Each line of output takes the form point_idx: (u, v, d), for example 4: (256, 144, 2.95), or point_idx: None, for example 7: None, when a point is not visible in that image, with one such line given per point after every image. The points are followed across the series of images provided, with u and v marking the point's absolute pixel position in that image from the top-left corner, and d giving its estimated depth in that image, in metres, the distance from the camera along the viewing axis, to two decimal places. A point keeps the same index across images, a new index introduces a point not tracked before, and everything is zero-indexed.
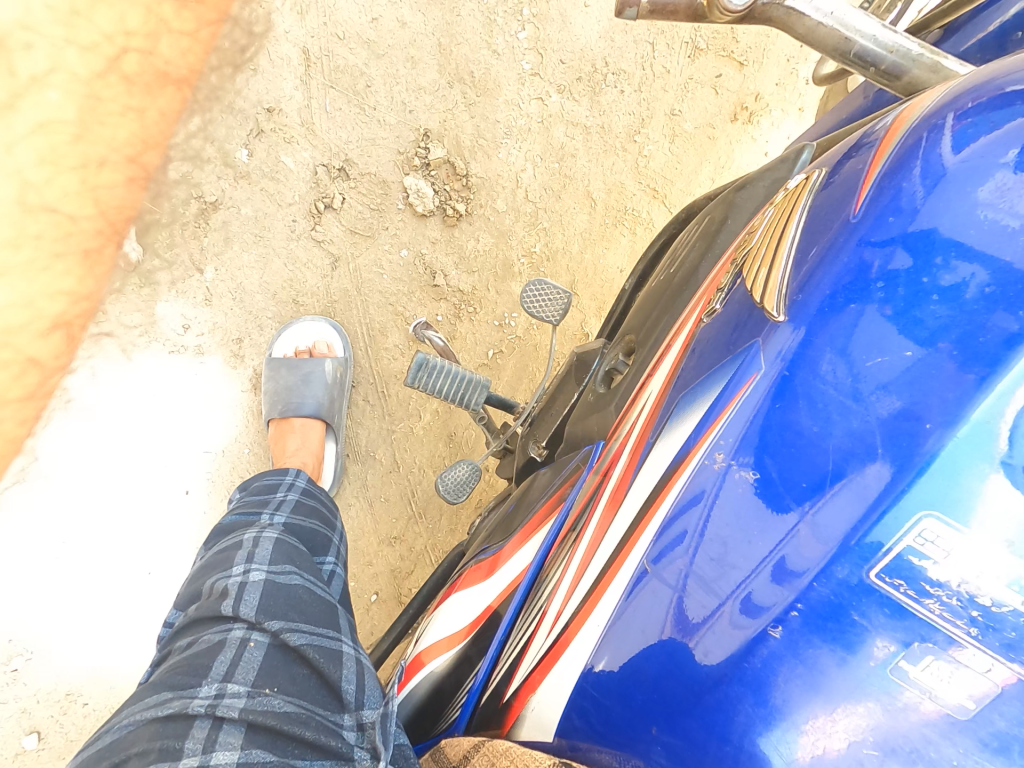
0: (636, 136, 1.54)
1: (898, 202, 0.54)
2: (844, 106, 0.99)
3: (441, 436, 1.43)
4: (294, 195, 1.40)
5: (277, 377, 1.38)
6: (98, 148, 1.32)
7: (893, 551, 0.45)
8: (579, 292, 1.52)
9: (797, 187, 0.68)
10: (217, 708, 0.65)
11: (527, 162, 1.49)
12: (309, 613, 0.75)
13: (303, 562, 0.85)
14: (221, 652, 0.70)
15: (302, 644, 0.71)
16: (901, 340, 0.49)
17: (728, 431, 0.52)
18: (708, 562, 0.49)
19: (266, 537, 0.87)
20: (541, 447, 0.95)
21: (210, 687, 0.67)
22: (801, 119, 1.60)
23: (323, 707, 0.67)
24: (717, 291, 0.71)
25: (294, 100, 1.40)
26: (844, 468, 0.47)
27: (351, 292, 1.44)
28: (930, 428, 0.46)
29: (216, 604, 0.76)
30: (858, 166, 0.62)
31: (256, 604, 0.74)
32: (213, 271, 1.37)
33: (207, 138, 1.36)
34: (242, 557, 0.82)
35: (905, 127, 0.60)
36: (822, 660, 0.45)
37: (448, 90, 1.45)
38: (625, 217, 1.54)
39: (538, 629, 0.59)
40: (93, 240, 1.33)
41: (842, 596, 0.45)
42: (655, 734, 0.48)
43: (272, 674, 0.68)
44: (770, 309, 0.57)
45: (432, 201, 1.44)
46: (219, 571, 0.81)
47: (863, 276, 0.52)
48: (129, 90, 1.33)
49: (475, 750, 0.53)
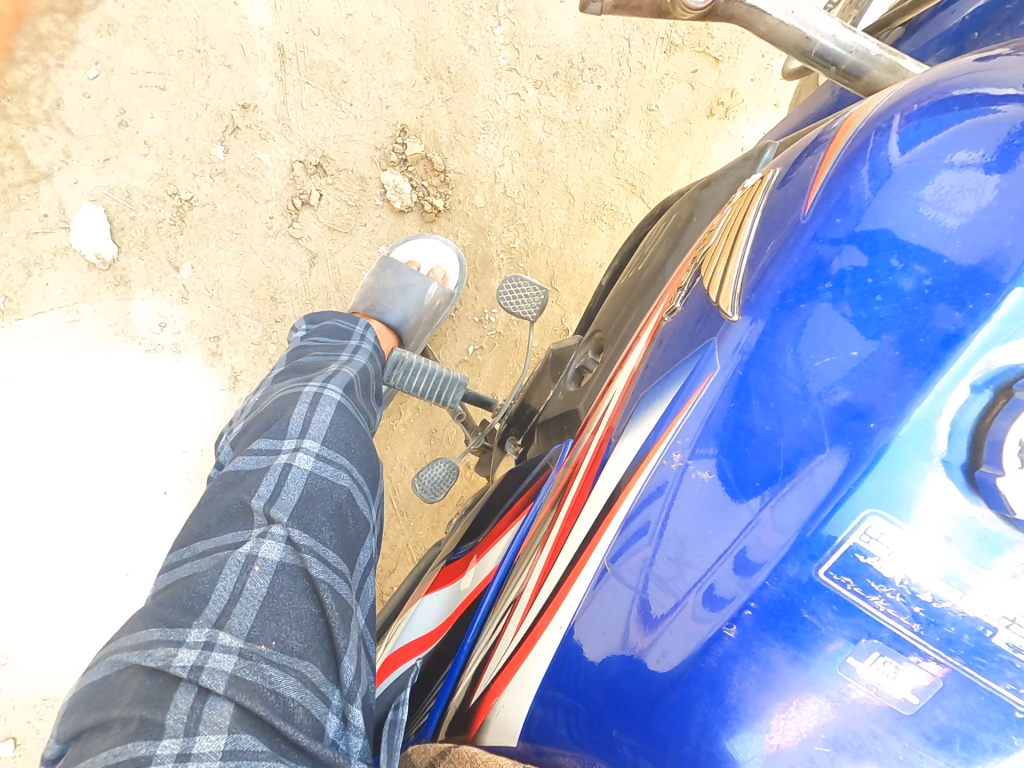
0: (613, 131, 1.54)
1: (846, 200, 0.55)
2: (812, 99, 1.00)
3: (423, 433, 1.42)
4: (271, 192, 1.39)
5: (381, 276, 1.37)
6: (71, 146, 1.30)
7: (842, 548, 0.45)
8: (559, 287, 1.53)
9: (754, 187, 0.69)
10: (204, 668, 0.58)
11: (505, 157, 1.49)
12: (337, 539, 0.72)
13: (357, 443, 0.84)
14: (221, 580, 0.65)
15: (318, 576, 0.67)
16: (849, 339, 0.50)
17: (684, 431, 0.53)
18: (667, 562, 0.49)
19: (328, 398, 0.88)
20: (516, 444, 0.95)
21: (202, 632, 0.61)
22: (777, 112, 1.62)
23: (319, 671, 0.62)
24: (679, 289, 0.71)
25: (269, 97, 1.38)
26: (795, 466, 0.47)
27: (331, 289, 1.42)
28: (876, 426, 0.47)
29: (249, 493, 0.73)
30: (811, 165, 0.62)
31: (287, 514, 0.71)
32: (190, 269, 1.36)
33: (175, 140, 1.35)
34: (298, 423, 0.82)
35: (854, 127, 0.61)
36: (775, 659, 0.45)
37: (425, 85, 1.45)
38: (604, 213, 1.54)
39: (505, 631, 0.59)
40: (63, 237, 1.30)
41: (793, 595, 0.46)
42: (617, 737, 0.47)
43: (271, 618, 0.63)
44: (725, 308, 0.58)
45: (410, 197, 1.45)
46: (272, 439, 0.80)
47: (816, 274, 0.53)
48: (102, 87, 1.31)
49: (443, 756, 0.51)
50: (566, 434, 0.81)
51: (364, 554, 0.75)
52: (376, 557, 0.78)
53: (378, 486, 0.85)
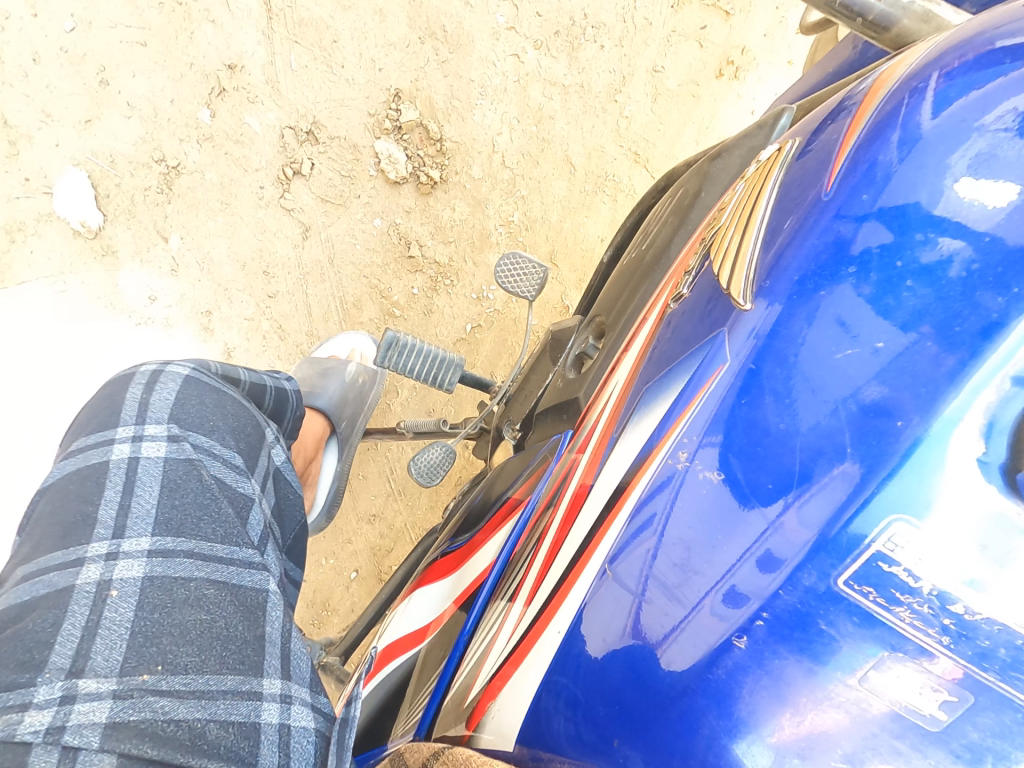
0: (616, 95, 1.50)
1: (872, 175, 0.54)
2: (828, 60, 0.95)
3: (420, 412, 1.40)
4: (260, 160, 1.34)
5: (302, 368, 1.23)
6: (50, 105, 1.25)
7: (863, 556, 0.44)
8: (559, 262, 1.49)
9: (770, 160, 0.68)
10: (66, 727, 0.44)
11: (503, 125, 1.44)
12: (222, 522, 0.59)
13: (218, 414, 0.67)
14: (66, 619, 0.49)
15: (199, 577, 0.54)
16: (875, 329, 0.48)
17: (692, 427, 0.52)
18: (671, 567, 0.48)
19: (170, 373, 0.69)
20: (515, 429, 0.94)
21: (52, 686, 0.46)
22: (789, 71, 1.60)
23: (229, 676, 0.51)
24: (685, 273, 0.69)
25: (256, 56, 1.33)
26: (811, 469, 0.46)
27: (324, 263, 1.38)
28: (902, 424, 0.45)
29: (91, 503, 0.57)
30: (834, 134, 0.62)
31: (147, 520, 0.56)
32: (179, 239, 1.31)
33: (159, 102, 1.29)
34: (133, 408, 0.64)
35: (885, 91, 0.60)
36: (789, 673, 0.43)
37: (420, 45, 1.39)
38: (606, 184, 1.51)
39: (501, 631, 0.59)
40: (45, 203, 1.25)
41: (808, 605, 0.44)
42: (619, 747, 0.46)
43: (149, 643, 0.50)
44: (736, 293, 0.57)
45: (405, 168, 1.39)
46: (102, 430, 0.62)
47: (839, 255, 0.52)
48: (80, 41, 1.25)
49: (436, 758, 0.48)
50: (566, 422, 0.80)
51: (256, 524, 0.63)
52: (270, 528, 0.65)
53: (259, 459, 0.69)
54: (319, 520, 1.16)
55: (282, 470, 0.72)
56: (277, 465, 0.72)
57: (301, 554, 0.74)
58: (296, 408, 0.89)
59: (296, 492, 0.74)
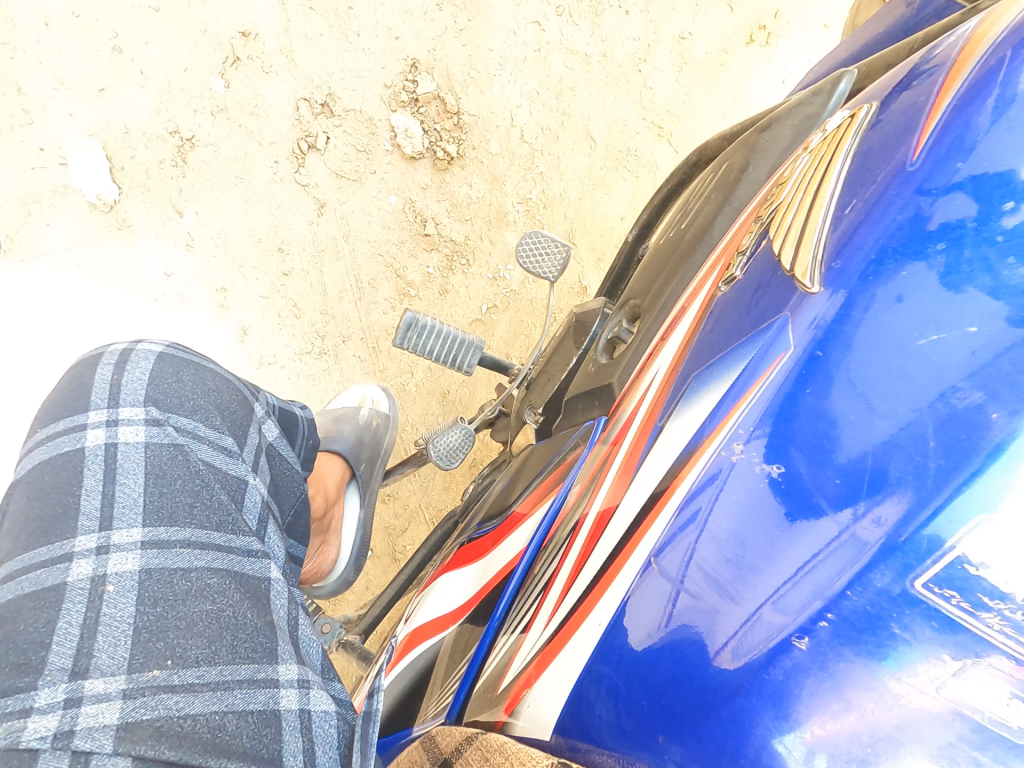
0: (640, 65, 1.47)
1: (961, 142, 0.51)
2: (876, 21, 0.90)
3: (435, 393, 1.40)
4: (275, 133, 1.32)
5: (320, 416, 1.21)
6: (64, 74, 1.23)
7: (945, 558, 0.40)
8: (578, 241, 1.46)
9: (840, 129, 0.65)
10: (75, 732, 0.43)
11: (523, 97, 1.42)
12: (216, 508, 0.58)
13: (198, 393, 0.66)
14: (62, 618, 0.48)
15: (197, 565, 0.54)
16: (965, 315, 0.45)
17: (746, 418, 0.49)
18: (723, 562, 0.46)
19: (142, 351, 0.67)
20: (537, 414, 0.91)
21: (55, 689, 0.45)
22: (824, 35, 1.55)
23: (242, 664, 0.51)
24: (737, 252, 0.66)
25: (271, 24, 1.30)
26: (886, 466, 0.43)
27: (339, 240, 1.35)
28: (996, 418, 0.42)
29: (72, 493, 0.55)
30: (918, 99, 0.59)
31: (136, 509, 0.55)
32: (194, 213, 1.30)
33: (173, 72, 1.27)
34: (105, 393, 0.62)
35: (979, 51, 0.57)
36: (854, 676, 0.41)
37: (437, 13, 1.37)
38: (627, 159, 1.47)
39: (536, 620, 0.57)
40: (61, 175, 1.24)
41: (880, 607, 0.41)
42: (664, 744, 0.44)
43: (155, 637, 0.49)
44: (801, 274, 0.54)
45: (421, 143, 1.37)
46: (70, 417, 0.60)
47: (919, 230, 0.49)
48: (92, 7, 1.24)
49: (468, 744, 0.48)
50: (598, 408, 0.78)
51: (253, 507, 0.62)
52: (269, 509, 0.65)
53: (248, 440, 0.68)
54: (347, 571, 1.10)
55: (274, 445, 0.72)
56: (264, 438, 0.71)
57: (304, 530, 0.75)
58: (309, 433, 0.88)
59: (291, 467, 0.74)
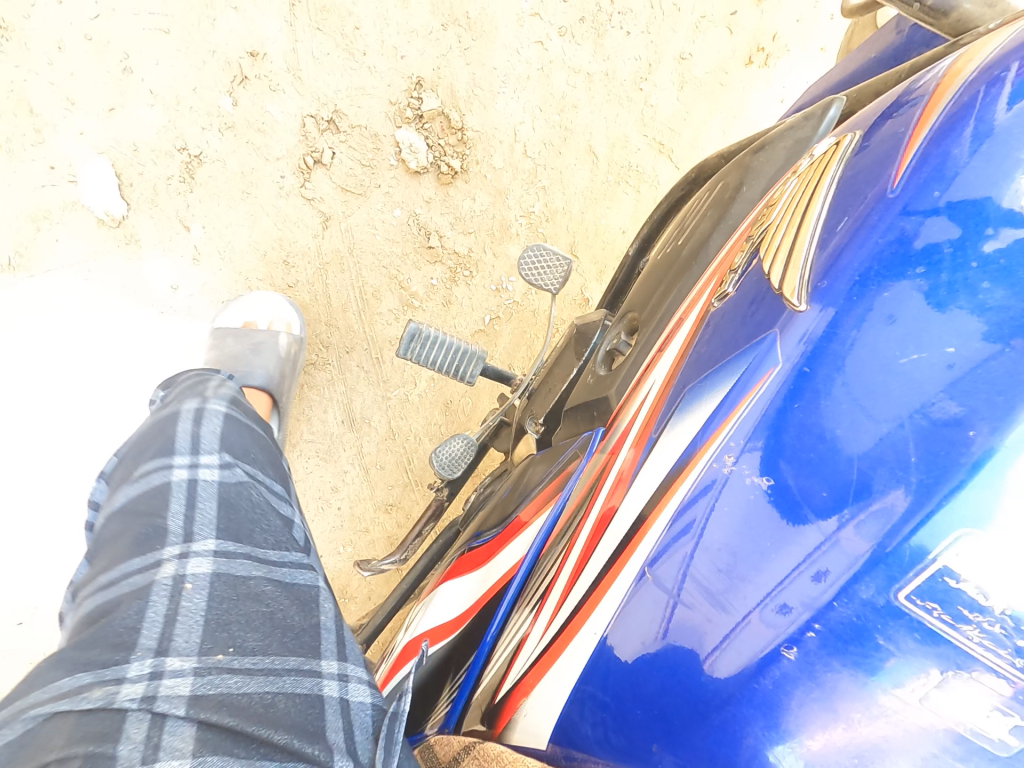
0: (642, 83, 1.50)
1: (941, 171, 0.52)
2: (868, 47, 0.92)
3: (438, 403, 1.41)
4: (281, 149, 1.34)
5: (225, 343, 1.27)
6: (75, 92, 1.25)
7: (927, 572, 0.41)
8: (579, 254, 1.48)
9: (826, 155, 0.66)
10: (157, 697, 0.49)
11: (526, 114, 1.44)
12: (275, 533, 0.64)
13: (256, 448, 0.74)
14: (149, 608, 0.54)
15: (255, 573, 0.59)
16: (944, 334, 0.46)
17: (738, 430, 0.49)
18: (714, 572, 0.46)
19: (211, 410, 0.76)
20: (538, 424, 0.92)
21: (143, 662, 0.51)
22: (822, 57, 1.58)
23: (292, 654, 0.55)
24: (729, 270, 0.67)
25: (278, 43, 1.33)
26: (870, 480, 0.44)
27: (343, 253, 1.37)
28: (975, 435, 0.43)
29: (159, 515, 0.62)
30: (899, 128, 0.60)
31: (211, 526, 0.61)
32: (201, 228, 1.32)
33: (182, 90, 1.30)
34: (186, 441, 0.70)
35: (959, 80, 0.58)
36: (842, 687, 0.42)
37: (442, 32, 1.39)
38: (629, 175, 1.50)
39: (532, 631, 0.56)
40: (71, 191, 1.26)
41: (866, 619, 0.42)
42: (657, 752, 0.45)
43: (221, 628, 0.54)
44: (789, 294, 0.55)
45: (426, 158, 1.39)
46: (157, 457, 0.68)
47: (904, 248, 0.50)
48: (103, 27, 1.26)
49: (466, 753, 0.49)
50: (595, 421, 0.79)
51: (303, 537, 0.68)
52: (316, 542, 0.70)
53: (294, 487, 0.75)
54: None
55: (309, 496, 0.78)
56: None
57: None
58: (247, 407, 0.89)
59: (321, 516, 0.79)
